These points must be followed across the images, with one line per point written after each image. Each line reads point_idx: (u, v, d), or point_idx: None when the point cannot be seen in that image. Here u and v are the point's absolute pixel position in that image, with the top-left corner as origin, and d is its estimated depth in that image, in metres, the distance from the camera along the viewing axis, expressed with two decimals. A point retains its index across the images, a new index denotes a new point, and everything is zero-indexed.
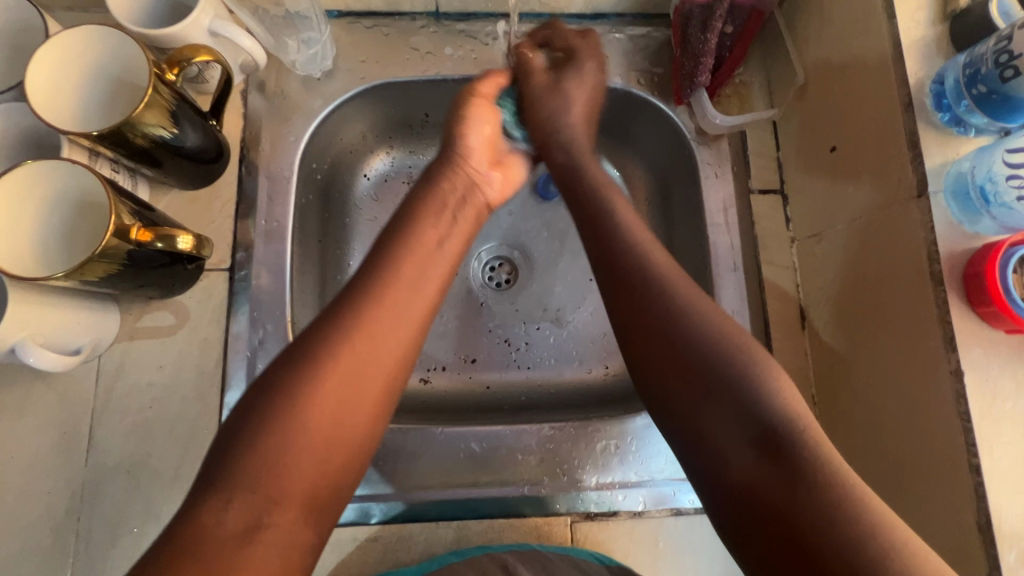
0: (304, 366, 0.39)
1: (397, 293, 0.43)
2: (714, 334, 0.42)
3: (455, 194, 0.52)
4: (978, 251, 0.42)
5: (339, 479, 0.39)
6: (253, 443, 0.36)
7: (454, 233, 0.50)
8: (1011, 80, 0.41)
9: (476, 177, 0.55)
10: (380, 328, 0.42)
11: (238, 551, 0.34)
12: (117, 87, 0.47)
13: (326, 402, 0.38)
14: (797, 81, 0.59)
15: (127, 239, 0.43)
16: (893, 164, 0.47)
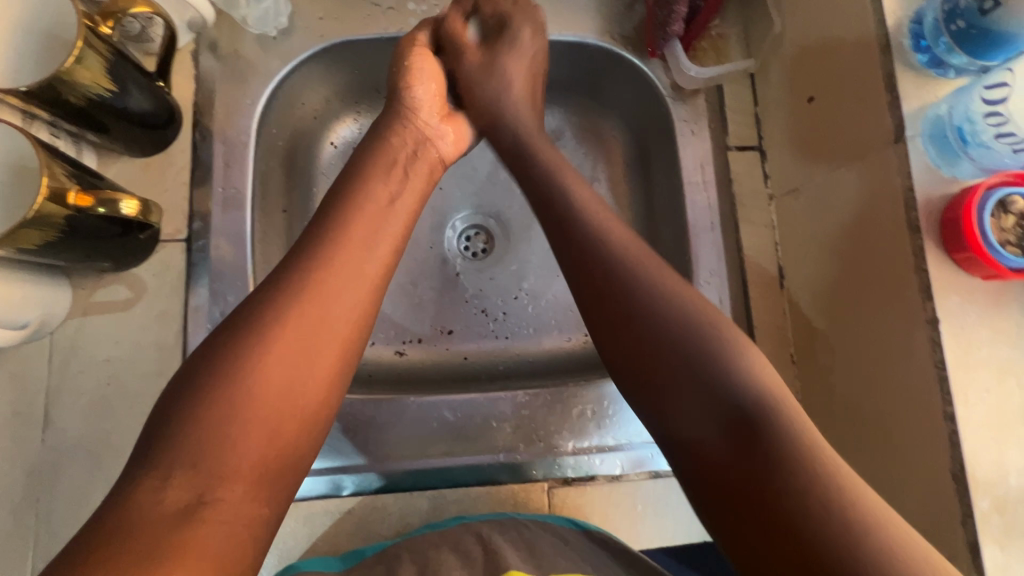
0: (253, 333, 0.37)
1: (352, 252, 0.42)
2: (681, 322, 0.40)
3: (405, 147, 0.52)
4: (956, 196, 0.41)
5: (293, 450, 0.37)
6: (194, 412, 0.35)
7: (406, 190, 0.49)
8: (991, 14, 0.39)
9: (427, 131, 0.54)
10: (333, 287, 0.40)
11: (183, 520, 0.32)
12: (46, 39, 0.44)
13: (274, 369, 0.37)
14: (774, 30, 0.57)
15: (65, 205, 0.41)
16: (870, 110, 0.46)
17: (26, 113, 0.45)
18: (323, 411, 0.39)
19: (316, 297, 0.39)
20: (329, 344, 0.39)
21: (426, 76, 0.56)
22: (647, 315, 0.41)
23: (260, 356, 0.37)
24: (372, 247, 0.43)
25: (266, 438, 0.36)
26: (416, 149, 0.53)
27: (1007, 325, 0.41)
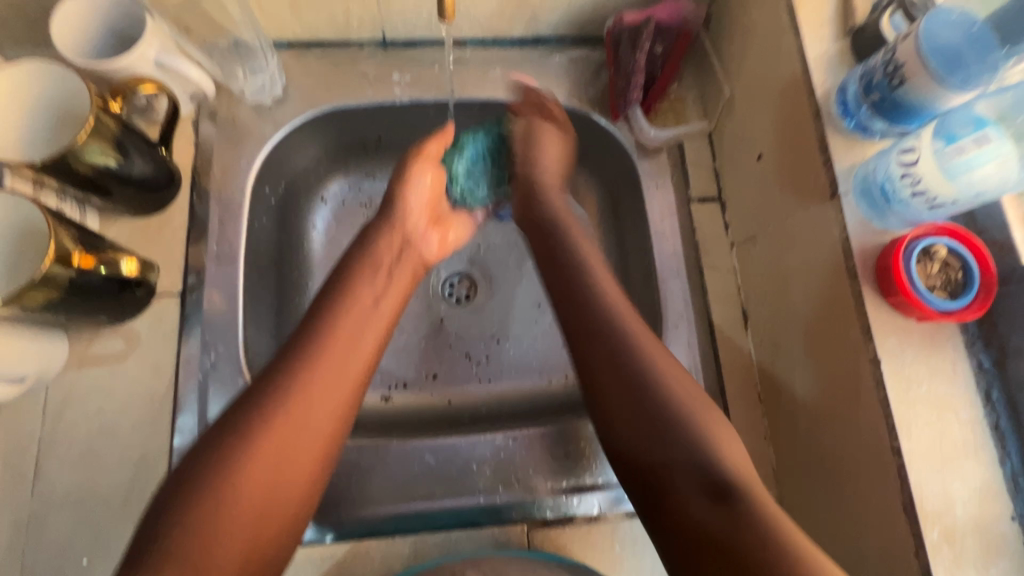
0: (243, 433, 0.40)
1: (337, 351, 0.46)
2: (684, 412, 0.42)
3: (391, 251, 0.56)
4: (886, 246, 0.45)
5: (272, 548, 0.39)
6: (183, 516, 0.36)
7: (389, 292, 0.53)
8: (898, 87, 0.44)
9: (413, 235, 0.60)
10: (320, 386, 0.44)
11: None
12: (57, 117, 0.48)
13: (260, 469, 0.39)
14: (726, 96, 0.63)
15: (69, 266, 0.44)
16: (809, 168, 0.51)
17: (37, 182, 0.49)
18: (302, 507, 0.41)
19: (306, 395, 0.43)
20: (319, 434, 0.42)
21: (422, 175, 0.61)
22: (657, 404, 0.42)
23: (251, 446, 0.40)
24: (357, 339, 0.48)
25: (246, 541, 0.38)
26: (402, 254, 0.58)
27: (943, 362, 0.44)
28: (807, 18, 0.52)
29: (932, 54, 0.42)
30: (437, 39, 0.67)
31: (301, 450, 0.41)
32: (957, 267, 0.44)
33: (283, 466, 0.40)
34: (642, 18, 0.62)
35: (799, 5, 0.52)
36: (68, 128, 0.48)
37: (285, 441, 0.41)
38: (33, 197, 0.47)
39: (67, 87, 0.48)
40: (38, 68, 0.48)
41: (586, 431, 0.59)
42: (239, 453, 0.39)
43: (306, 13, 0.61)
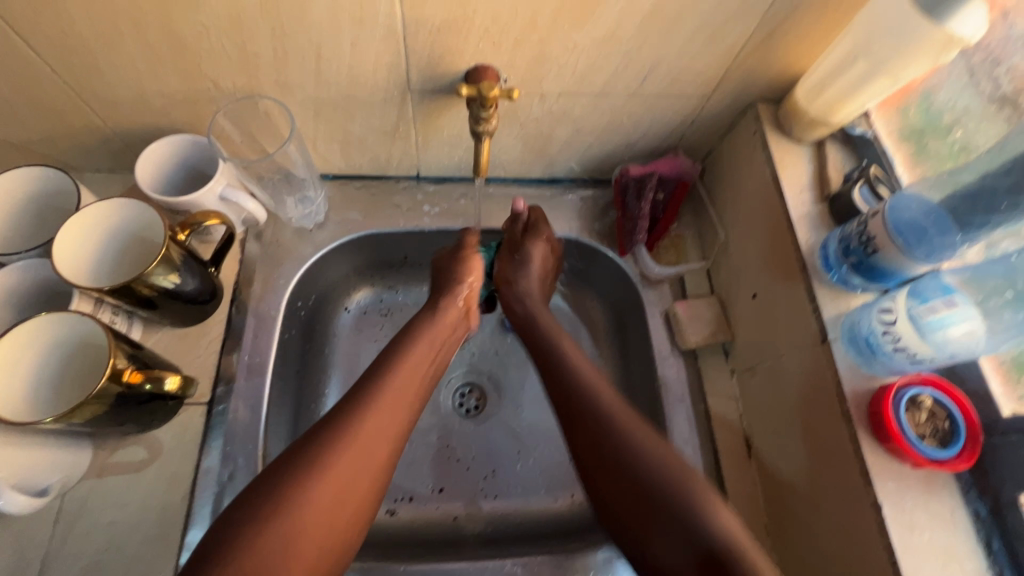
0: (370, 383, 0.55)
1: (389, 412, 0.53)
2: (671, 480, 0.50)
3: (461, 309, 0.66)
4: (876, 391, 0.49)
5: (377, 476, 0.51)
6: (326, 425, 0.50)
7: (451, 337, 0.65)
8: (873, 254, 0.51)
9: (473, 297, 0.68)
10: (379, 428, 0.52)
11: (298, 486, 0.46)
12: (129, 246, 0.55)
13: (384, 411, 0.53)
14: (721, 238, 0.71)
15: (119, 381, 0.47)
16: (799, 313, 0.56)
17: (98, 299, 0.53)
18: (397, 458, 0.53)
19: (370, 429, 0.51)
20: (359, 491, 0.49)
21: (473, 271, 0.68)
22: (646, 475, 0.51)
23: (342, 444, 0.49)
24: (401, 407, 0.55)
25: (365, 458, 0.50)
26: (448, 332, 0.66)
27: (942, 509, 0.46)
28: (789, 184, 0.60)
29: (898, 232, 0.49)
30: (464, 176, 0.75)
31: (341, 499, 0.48)
32: (944, 417, 0.48)
33: (396, 407, 0.54)
34: (646, 171, 0.71)
35: (782, 172, 0.61)
36: (140, 258, 0.56)
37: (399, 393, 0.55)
38: (94, 315, 0.50)
39: (147, 223, 0.55)
40: (119, 205, 0.54)
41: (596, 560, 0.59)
42: (302, 495, 0.46)
43: (353, 154, 0.69)
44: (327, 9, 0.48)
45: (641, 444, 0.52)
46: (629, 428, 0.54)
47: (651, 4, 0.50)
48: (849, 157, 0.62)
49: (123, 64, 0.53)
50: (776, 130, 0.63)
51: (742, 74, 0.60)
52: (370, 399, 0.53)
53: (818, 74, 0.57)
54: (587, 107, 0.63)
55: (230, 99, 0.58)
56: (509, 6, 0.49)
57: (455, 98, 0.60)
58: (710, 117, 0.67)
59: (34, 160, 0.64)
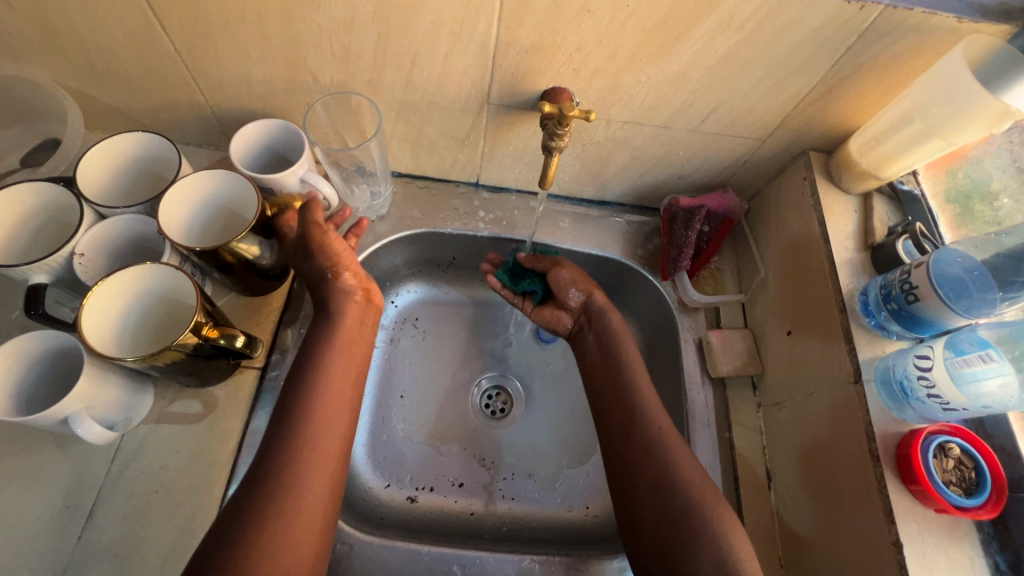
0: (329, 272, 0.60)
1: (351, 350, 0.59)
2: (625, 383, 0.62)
3: (351, 314, 0.61)
4: (906, 434, 0.51)
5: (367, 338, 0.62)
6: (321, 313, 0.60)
7: (343, 314, 0.60)
8: (913, 303, 0.53)
9: (349, 290, 0.61)
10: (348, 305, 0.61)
11: (326, 336, 0.58)
12: (215, 213, 0.61)
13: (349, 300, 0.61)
14: (760, 275, 0.73)
15: (199, 334, 0.51)
16: (834, 353, 0.58)
17: (183, 257, 0.58)
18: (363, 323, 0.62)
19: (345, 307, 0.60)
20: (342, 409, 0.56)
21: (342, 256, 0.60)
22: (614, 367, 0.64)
23: (338, 320, 0.60)
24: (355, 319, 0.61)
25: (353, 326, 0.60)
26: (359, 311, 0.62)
27: (961, 556, 0.48)
28: (835, 230, 0.63)
29: (940, 283, 0.52)
30: (521, 189, 0.79)
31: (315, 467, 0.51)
32: (971, 466, 0.50)
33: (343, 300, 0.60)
34: (696, 204, 0.75)
35: (828, 219, 0.64)
36: (220, 225, 0.61)
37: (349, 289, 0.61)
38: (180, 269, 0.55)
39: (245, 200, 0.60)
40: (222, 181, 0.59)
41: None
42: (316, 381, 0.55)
43: (423, 156, 0.74)
44: (431, 23, 0.53)
45: (691, 474, 0.54)
46: (676, 455, 0.56)
47: (725, 50, 0.54)
48: (894, 212, 0.64)
49: (238, 52, 0.58)
50: (826, 179, 0.66)
51: (799, 123, 0.64)
52: (336, 291, 0.60)
53: (872, 130, 0.60)
54: (648, 136, 0.67)
55: (325, 93, 0.64)
56: (595, 37, 0.53)
57: (528, 115, 0.64)
58: (763, 160, 0.70)
59: (134, 126, 0.70)
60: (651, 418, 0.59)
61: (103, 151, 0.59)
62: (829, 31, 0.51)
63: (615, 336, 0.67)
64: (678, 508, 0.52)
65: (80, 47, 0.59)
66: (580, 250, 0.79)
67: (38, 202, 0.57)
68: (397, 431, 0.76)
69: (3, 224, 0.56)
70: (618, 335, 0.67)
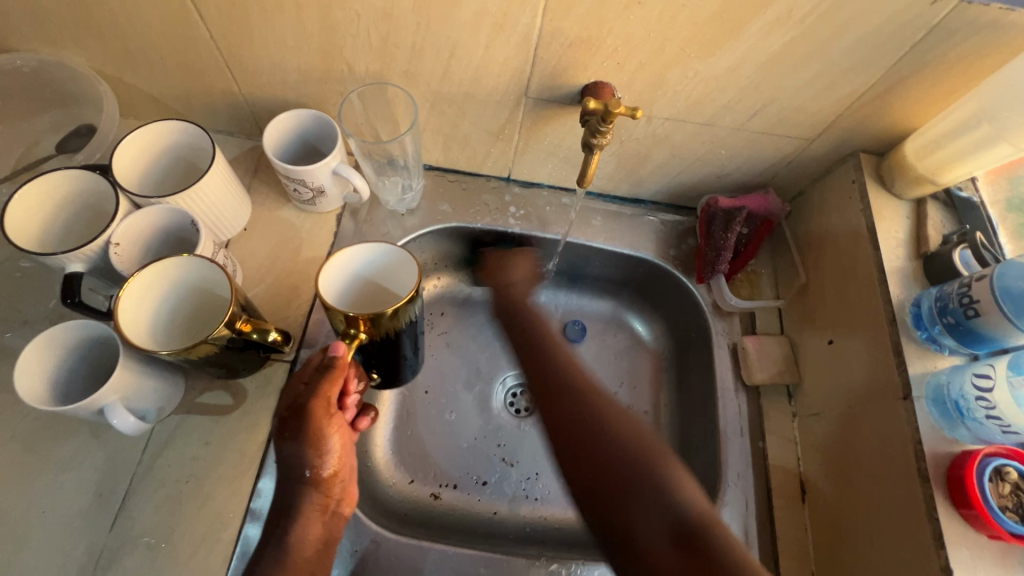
0: (315, 442, 0.51)
1: (336, 490, 0.54)
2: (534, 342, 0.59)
3: (326, 494, 0.53)
4: (958, 455, 0.49)
5: (348, 477, 0.55)
6: (295, 471, 0.52)
7: (319, 483, 0.52)
8: (972, 317, 0.51)
9: (332, 477, 0.53)
10: (343, 452, 0.53)
11: (303, 487, 0.52)
12: (364, 284, 0.57)
13: (335, 453, 0.52)
14: (801, 280, 0.71)
15: (232, 328, 0.51)
16: (881, 367, 0.56)
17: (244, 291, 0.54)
18: (349, 475, 0.55)
19: (336, 456, 0.52)
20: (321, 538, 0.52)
21: (330, 438, 0.51)
22: (524, 326, 0.63)
23: (320, 475, 0.52)
24: (345, 462, 0.54)
25: (333, 484, 0.53)
26: (332, 497, 0.54)
27: None
28: (885, 237, 0.60)
29: (1003, 298, 0.49)
30: (553, 184, 0.77)
31: None
32: None
33: (335, 459, 0.53)
34: (736, 205, 0.72)
35: (878, 225, 0.61)
36: (370, 298, 0.58)
37: (340, 446, 0.53)
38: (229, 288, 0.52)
39: (402, 273, 0.55)
40: (366, 248, 0.54)
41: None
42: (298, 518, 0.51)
43: (455, 149, 0.72)
44: (473, 13, 0.52)
45: (618, 428, 0.47)
46: (613, 410, 0.49)
47: (780, 46, 0.51)
48: (949, 219, 0.61)
49: (274, 41, 0.57)
50: (876, 182, 0.63)
51: (851, 123, 0.61)
52: (319, 456, 0.51)
53: (931, 133, 0.57)
54: (689, 134, 0.65)
55: (360, 84, 0.62)
56: (644, 30, 0.51)
57: (567, 109, 0.62)
58: (809, 160, 0.67)
59: (166, 114, 0.70)
60: (567, 372, 0.54)
61: (137, 140, 0.59)
62: (894, 28, 0.48)
63: (511, 306, 0.66)
64: (616, 459, 0.45)
65: (117, 33, 0.58)
66: (613, 249, 0.77)
67: (73, 189, 0.57)
68: (421, 430, 0.75)
69: (41, 211, 0.56)
70: (518, 298, 0.68)
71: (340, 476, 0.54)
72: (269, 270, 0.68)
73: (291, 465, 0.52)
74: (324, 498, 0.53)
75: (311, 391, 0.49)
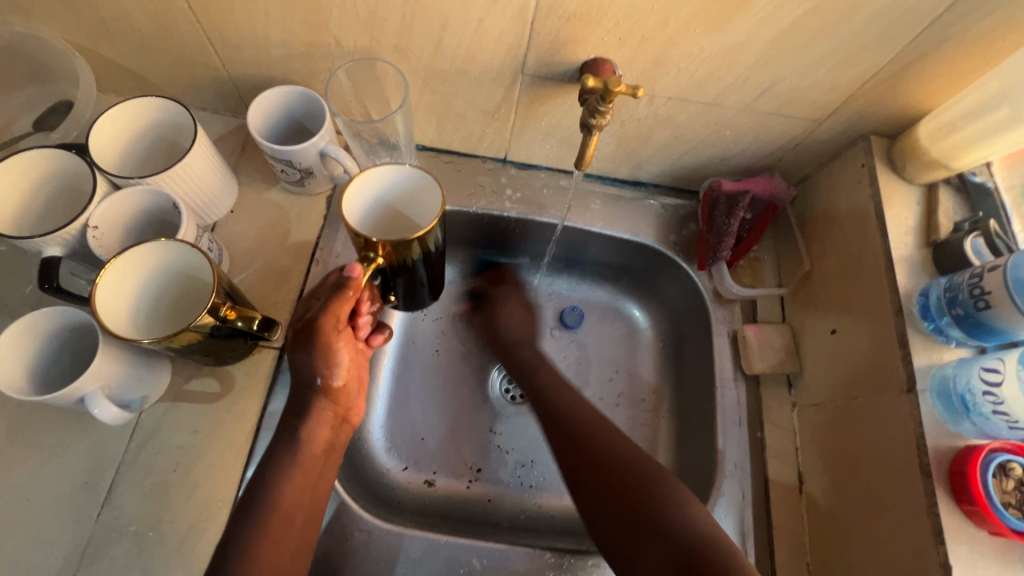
0: (325, 355, 0.52)
1: (343, 403, 0.56)
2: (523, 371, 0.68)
3: (334, 404, 0.55)
4: (962, 450, 0.48)
5: (354, 393, 0.58)
6: (305, 381, 0.53)
7: (328, 395, 0.54)
8: (983, 309, 0.49)
9: (339, 388, 0.56)
10: (352, 367, 0.57)
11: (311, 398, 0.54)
12: (384, 212, 0.55)
13: (343, 368, 0.55)
14: (805, 268, 0.68)
15: (216, 315, 0.49)
16: (885, 358, 0.54)
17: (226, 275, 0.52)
18: (353, 390, 0.58)
19: (345, 372, 0.55)
20: (327, 448, 0.55)
21: (341, 350, 0.53)
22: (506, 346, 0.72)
23: (329, 387, 0.54)
24: (352, 377, 0.57)
25: (340, 397, 0.56)
26: (337, 407, 0.56)
27: None
28: (894, 224, 0.58)
29: (1016, 290, 0.47)
30: (551, 166, 0.75)
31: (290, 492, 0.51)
32: None
33: (344, 374, 0.55)
34: (740, 189, 0.69)
35: (887, 211, 0.59)
36: (388, 227, 0.56)
37: (350, 361, 0.56)
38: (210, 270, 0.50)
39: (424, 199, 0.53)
40: (396, 170, 0.53)
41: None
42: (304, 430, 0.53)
43: (449, 129, 0.70)
44: None
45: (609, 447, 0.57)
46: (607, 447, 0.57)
47: (791, 21, 0.48)
48: (961, 206, 0.59)
49: (256, 12, 0.54)
50: (887, 167, 0.61)
51: (862, 104, 0.58)
52: (330, 368, 0.53)
53: (947, 115, 0.55)
54: (693, 114, 0.62)
55: (348, 58, 0.59)
56: (647, 3, 0.48)
57: (565, 87, 0.59)
58: (816, 143, 0.65)
59: (147, 90, 0.67)
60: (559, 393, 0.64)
61: (115, 118, 0.56)
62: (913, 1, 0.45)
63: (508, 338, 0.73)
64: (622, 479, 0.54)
65: (89, 4, 0.55)
66: (612, 234, 0.74)
67: (49, 169, 0.54)
68: (416, 381, 0.76)
69: (16, 191, 0.54)
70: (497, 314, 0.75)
71: (347, 388, 0.57)
72: (257, 254, 0.66)
73: (301, 374, 0.53)
74: (332, 407, 0.55)
75: (324, 307, 0.50)
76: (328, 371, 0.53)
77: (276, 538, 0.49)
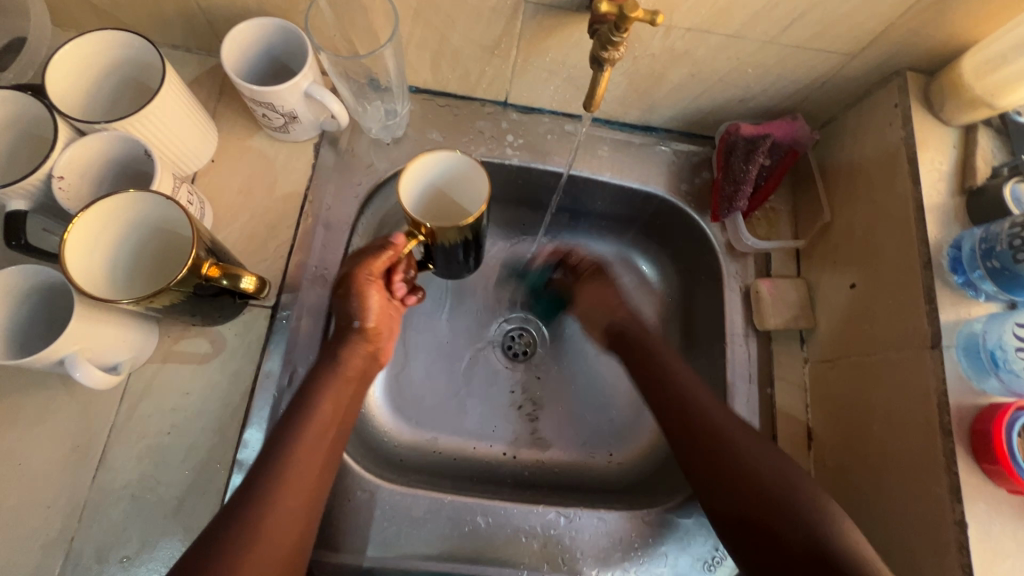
0: (361, 299, 0.54)
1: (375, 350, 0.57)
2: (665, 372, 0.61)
3: (363, 350, 0.56)
4: (984, 408, 0.46)
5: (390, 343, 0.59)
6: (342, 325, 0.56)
7: (361, 337, 0.56)
8: (1020, 262, 0.47)
9: (374, 336, 0.57)
10: (387, 318, 0.58)
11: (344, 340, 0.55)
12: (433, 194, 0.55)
13: (375, 315, 0.55)
14: (824, 218, 0.64)
15: (198, 274, 0.46)
16: (908, 313, 0.51)
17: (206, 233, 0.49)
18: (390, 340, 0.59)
19: (379, 320, 0.56)
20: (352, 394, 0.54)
21: (371, 297, 0.54)
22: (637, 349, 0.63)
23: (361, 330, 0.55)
24: (388, 326, 0.58)
25: (374, 343, 0.57)
26: (369, 356, 0.57)
27: None
28: (927, 169, 0.54)
29: None
30: (556, 110, 0.69)
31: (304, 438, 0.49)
32: None
33: (379, 322, 0.57)
34: (760, 132, 0.64)
35: (920, 155, 0.54)
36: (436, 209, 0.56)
37: (386, 310, 0.57)
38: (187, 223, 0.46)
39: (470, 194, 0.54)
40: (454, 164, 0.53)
41: (565, 540, 0.57)
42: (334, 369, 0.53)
43: (444, 68, 0.64)
44: None
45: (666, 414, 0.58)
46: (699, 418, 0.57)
47: None
48: (1000, 149, 0.55)
49: None
50: (922, 106, 0.56)
51: (902, 35, 0.52)
52: (365, 311, 0.55)
53: (996, 46, 0.50)
54: (713, 48, 0.56)
55: None
56: None
57: (573, 17, 0.53)
58: (846, 81, 0.59)
59: (110, 25, 0.61)
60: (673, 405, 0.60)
61: (73, 56, 0.51)
62: None
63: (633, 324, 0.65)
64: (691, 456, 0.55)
65: None
66: (620, 183, 0.70)
67: (6, 113, 0.49)
68: (419, 330, 0.74)
69: None
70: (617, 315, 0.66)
71: (378, 337, 0.57)
72: (243, 207, 0.61)
73: (340, 317, 0.55)
74: (360, 354, 0.55)
75: (358, 263, 0.54)
76: (362, 316, 0.55)
77: (285, 490, 0.46)
